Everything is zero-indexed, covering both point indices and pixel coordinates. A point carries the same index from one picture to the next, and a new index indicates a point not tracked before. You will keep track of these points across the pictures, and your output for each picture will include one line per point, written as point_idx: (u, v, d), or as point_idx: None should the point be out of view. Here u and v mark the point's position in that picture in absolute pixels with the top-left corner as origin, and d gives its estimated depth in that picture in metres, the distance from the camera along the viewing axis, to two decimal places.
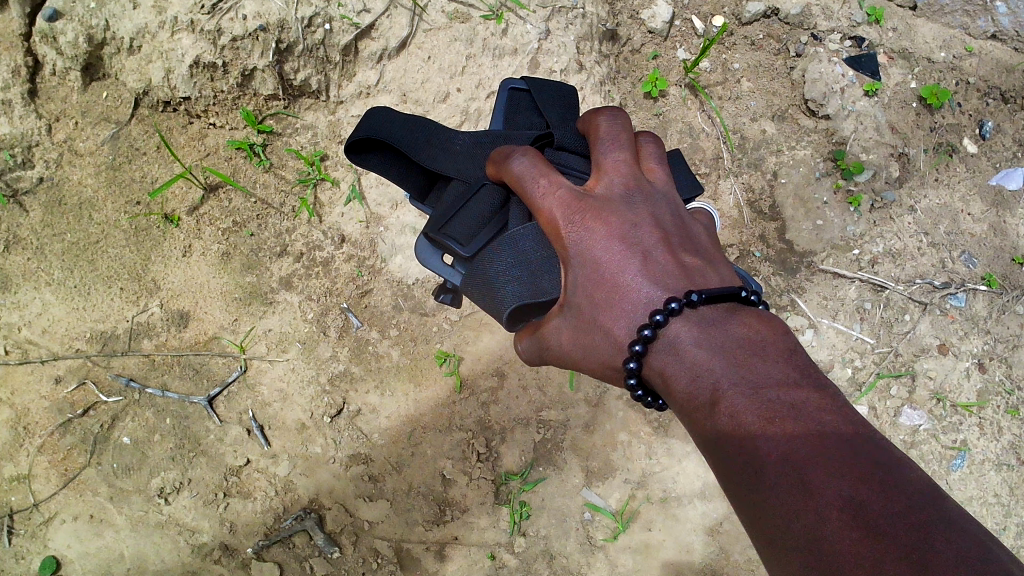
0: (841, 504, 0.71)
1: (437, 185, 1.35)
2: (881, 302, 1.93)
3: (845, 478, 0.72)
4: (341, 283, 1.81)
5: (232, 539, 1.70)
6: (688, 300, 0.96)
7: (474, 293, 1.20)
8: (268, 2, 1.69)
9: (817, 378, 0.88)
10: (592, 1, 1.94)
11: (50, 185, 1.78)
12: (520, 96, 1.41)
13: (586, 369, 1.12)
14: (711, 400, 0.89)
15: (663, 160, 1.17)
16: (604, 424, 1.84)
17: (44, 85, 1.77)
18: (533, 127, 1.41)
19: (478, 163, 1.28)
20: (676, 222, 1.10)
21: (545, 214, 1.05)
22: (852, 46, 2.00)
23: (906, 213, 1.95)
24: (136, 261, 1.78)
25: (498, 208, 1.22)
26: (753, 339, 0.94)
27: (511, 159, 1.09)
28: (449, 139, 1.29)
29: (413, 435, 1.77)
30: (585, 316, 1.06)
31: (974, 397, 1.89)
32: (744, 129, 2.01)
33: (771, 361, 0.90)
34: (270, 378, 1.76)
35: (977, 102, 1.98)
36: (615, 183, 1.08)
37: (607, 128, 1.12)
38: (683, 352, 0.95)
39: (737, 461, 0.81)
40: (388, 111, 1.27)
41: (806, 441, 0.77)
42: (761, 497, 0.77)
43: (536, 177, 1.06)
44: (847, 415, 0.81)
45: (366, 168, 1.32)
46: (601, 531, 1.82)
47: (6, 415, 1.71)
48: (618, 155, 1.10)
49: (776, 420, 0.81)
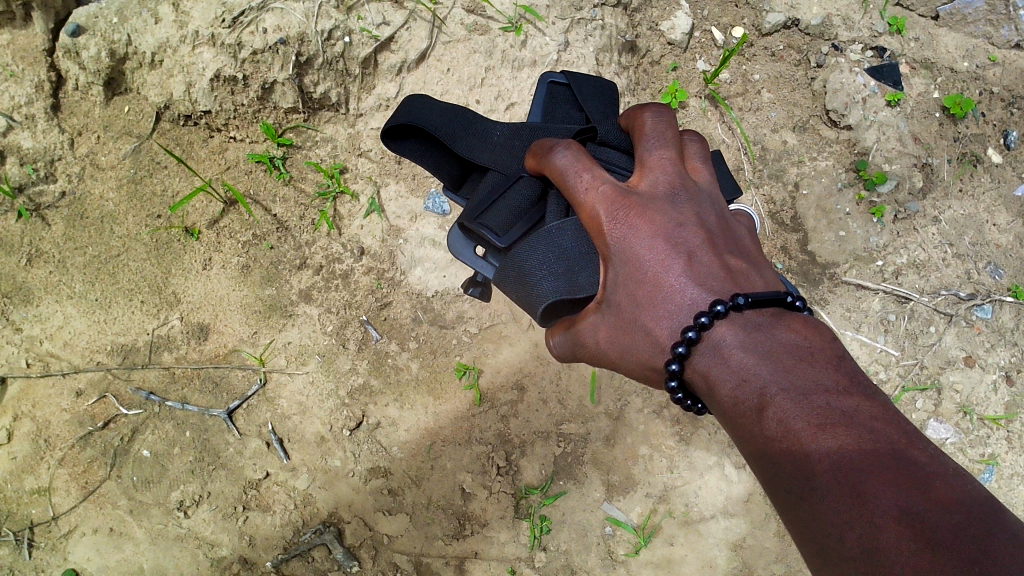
0: (897, 514, 0.71)
1: (472, 176, 1.36)
2: (905, 314, 1.90)
3: (901, 488, 0.73)
4: (360, 295, 1.80)
5: (252, 553, 1.69)
6: (733, 303, 0.96)
7: (508, 286, 1.19)
8: (288, 15, 1.71)
9: (867, 387, 0.89)
10: (611, 13, 1.94)
11: (73, 199, 1.80)
12: (558, 89, 1.41)
13: (622, 369, 1.11)
14: (759, 405, 0.89)
15: (707, 160, 1.17)
16: (624, 437, 1.83)
17: (67, 100, 1.80)
18: (573, 120, 1.40)
19: (517, 157, 1.27)
20: (719, 224, 1.10)
21: (588, 209, 1.06)
22: (873, 56, 2.00)
23: (931, 224, 1.94)
24: (157, 274, 1.78)
25: (534, 201, 1.21)
26: (801, 345, 0.94)
27: (555, 152, 1.09)
28: (489, 131, 1.29)
29: (432, 448, 1.76)
30: (624, 315, 1.06)
31: (1002, 409, 1.87)
32: (765, 140, 1.99)
33: (820, 367, 0.90)
34: (290, 391, 1.75)
35: (1002, 112, 1.97)
36: (661, 180, 1.08)
37: (652, 126, 1.13)
38: (727, 355, 0.95)
39: (787, 470, 0.82)
40: (426, 100, 1.30)
41: (859, 450, 0.78)
42: (814, 507, 0.78)
43: (579, 171, 1.07)
44: (900, 426, 0.82)
45: (403, 154, 1.34)
46: (623, 546, 1.80)
47: (27, 428, 1.72)
48: (663, 153, 1.10)
49: (827, 427, 0.82)
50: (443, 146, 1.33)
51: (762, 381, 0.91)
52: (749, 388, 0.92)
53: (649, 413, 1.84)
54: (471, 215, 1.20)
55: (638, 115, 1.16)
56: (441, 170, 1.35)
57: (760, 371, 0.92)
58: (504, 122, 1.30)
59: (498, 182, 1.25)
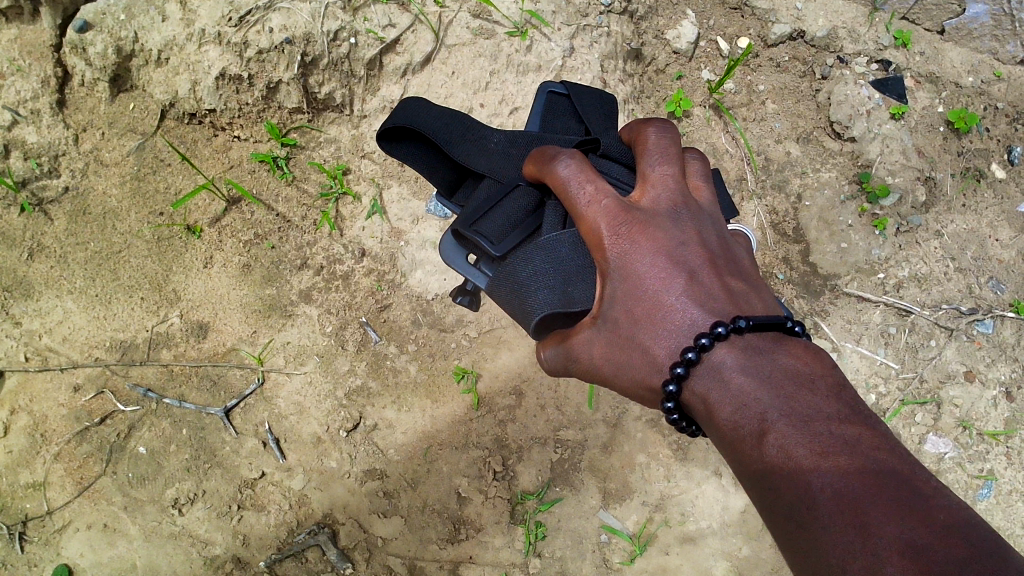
0: (900, 546, 0.70)
1: (466, 182, 1.35)
2: (906, 327, 1.90)
3: (904, 520, 0.72)
4: (360, 297, 1.80)
5: (245, 552, 1.68)
6: (734, 326, 0.96)
7: (501, 295, 1.18)
8: (295, 15, 1.71)
9: (867, 416, 0.88)
10: (617, 21, 1.95)
11: (75, 195, 1.79)
12: (558, 100, 1.41)
13: (616, 386, 1.11)
14: (759, 430, 0.89)
15: (707, 178, 1.18)
16: (622, 444, 1.83)
17: (73, 95, 1.81)
18: (571, 132, 1.39)
19: (513, 163, 1.27)
20: (720, 244, 1.10)
21: (589, 223, 1.05)
22: (878, 70, 2.00)
23: (933, 238, 1.93)
24: (158, 271, 1.78)
25: (533, 210, 1.21)
26: (801, 371, 0.94)
27: (558, 161, 1.07)
28: (485, 137, 1.29)
29: (429, 452, 1.75)
30: (621, 331, 1.06)
31: (1001, 425, 1.86)
32: (768, 151, 1.99)
33: (820, 395, 0.90)
34: (287, 392, 1.75)
35: (1007, 128, 1.98)
36: (663, 197, 1.08)
37: (655, 142, 1.13)
38: (727, 377, 0.95)
39: (786, 497, 0.82)
40: (425, 105, 1.31)
41: (861, 480, 0.78)
42: (813, 536, 0.77)
43: (582, 182, 1.05)
44: (902, 458, 0.81)
45: (397, 156, 1.34)
46: (618, 554, 1.79)
47: (24, 422, 1.71)
48: (665, 170, 1.10)
49: (829, 454, 0.82)
50: (439, 151, 1.33)
51: (763, 405, 0.90)
52: (749, 413, 0.91)
53: (647, 421, 1.84)
54: (467, 222, 1.18)
55: (642, 129, 1.16)
56: (434, 174, 1.35)
57: (761, 395, 0.92)
58: (500, 131, 1.30)
59: (493, 189, 1.25)
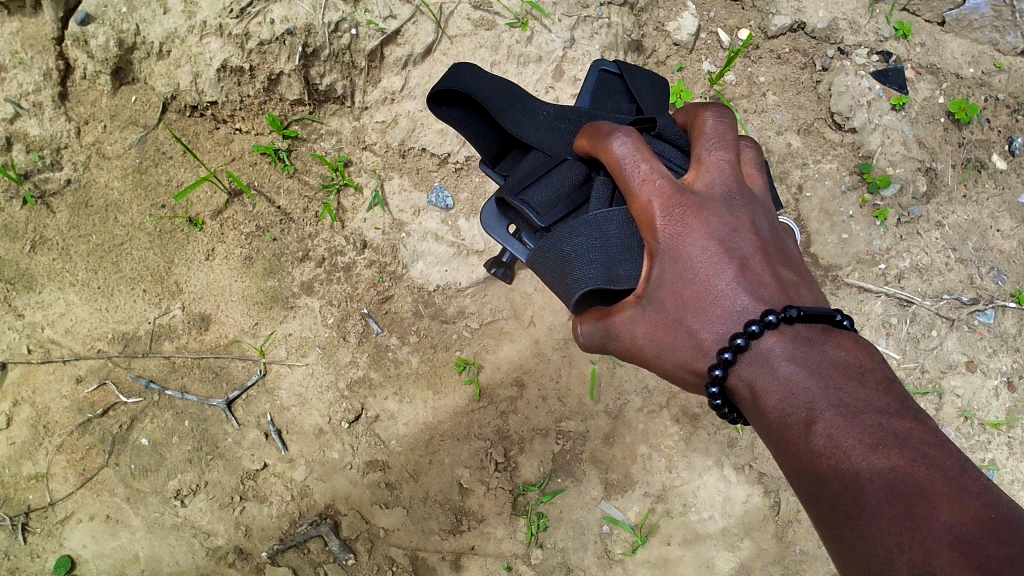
0: (952, 541, 0.70)
1: (513, 156, 1.36)
2: (907, 317, 1.91)
3: (956, 516, 0.72)
4: (362, 288, 1.81)
5: (247, 543, 1.69)
6: (785, 314, 0.95)
7: (542, 268, 1.15)
8: (296, 7, 1.71)
9: (918, 411, 0.87)
10: (617, 11, 1.92)
11: (77, 187, 1.79)
12: (612, 79, 1.40)
13: (657, 367, 1.09)
14: (807, 419, 0.88)
15: (760, 166, 1.17)
16: (624, 436, 1.83)
17: (74, 89, 1.80)
18: (623, 112, 1.38)
19: (561, 137, 1.26)
20: (772, 233, 1.10)
21: (642, 202, 1.03)
22: (879, 61, 2.00)
23: (934, 228, 1.94)
24: (159, 263, 1.78)
25: (579, 184, 1.19)
26: (853, 363, 0.93)
27: (613, 138, 1.06)
28: (535, 109, 1.28)
29: (430, 443, 1.76)
30: (667, 313, 1.04)
31: (1003, 415, 1.88)
32: (769, 142, 1.99)
33: (871, 387, 0.89)
34: (290, 382, 1.76)
35: (1007, 119, 1.98)
36: (718, 181, 1.07)
37: (713, 127, 1.10)
38: (776, 365, 0.94)
39: (832, 487, 0.82)
40: (476, 69, 1.31)
41: (911, 472, 0.78)
42: (860, 527, 0.78)
43: (637, 162, 1.04)
44: (953, 453, 0.81)
45: (448, 122, 1.35)
46: (619, 545, 1.80)
47: (27, 414, 1.71)
48: (721, 155, 1.08)
49: (879, 447, 0.81)
50: (487, 118, 1.34)
51: (812, 395, 0.90)
52: (798, 401, 0.91)
53: (648, 412, 1.84)
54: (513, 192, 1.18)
55: (698, 114, 1.13)
56: (482, 143, 1.35)
57: (810, 385, 0.91)
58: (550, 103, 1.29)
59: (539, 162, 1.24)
